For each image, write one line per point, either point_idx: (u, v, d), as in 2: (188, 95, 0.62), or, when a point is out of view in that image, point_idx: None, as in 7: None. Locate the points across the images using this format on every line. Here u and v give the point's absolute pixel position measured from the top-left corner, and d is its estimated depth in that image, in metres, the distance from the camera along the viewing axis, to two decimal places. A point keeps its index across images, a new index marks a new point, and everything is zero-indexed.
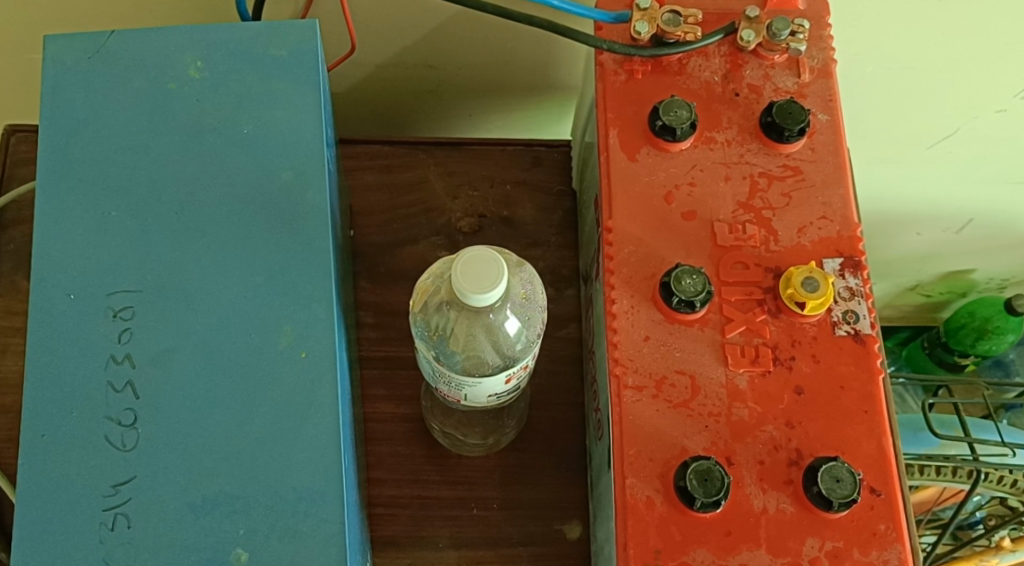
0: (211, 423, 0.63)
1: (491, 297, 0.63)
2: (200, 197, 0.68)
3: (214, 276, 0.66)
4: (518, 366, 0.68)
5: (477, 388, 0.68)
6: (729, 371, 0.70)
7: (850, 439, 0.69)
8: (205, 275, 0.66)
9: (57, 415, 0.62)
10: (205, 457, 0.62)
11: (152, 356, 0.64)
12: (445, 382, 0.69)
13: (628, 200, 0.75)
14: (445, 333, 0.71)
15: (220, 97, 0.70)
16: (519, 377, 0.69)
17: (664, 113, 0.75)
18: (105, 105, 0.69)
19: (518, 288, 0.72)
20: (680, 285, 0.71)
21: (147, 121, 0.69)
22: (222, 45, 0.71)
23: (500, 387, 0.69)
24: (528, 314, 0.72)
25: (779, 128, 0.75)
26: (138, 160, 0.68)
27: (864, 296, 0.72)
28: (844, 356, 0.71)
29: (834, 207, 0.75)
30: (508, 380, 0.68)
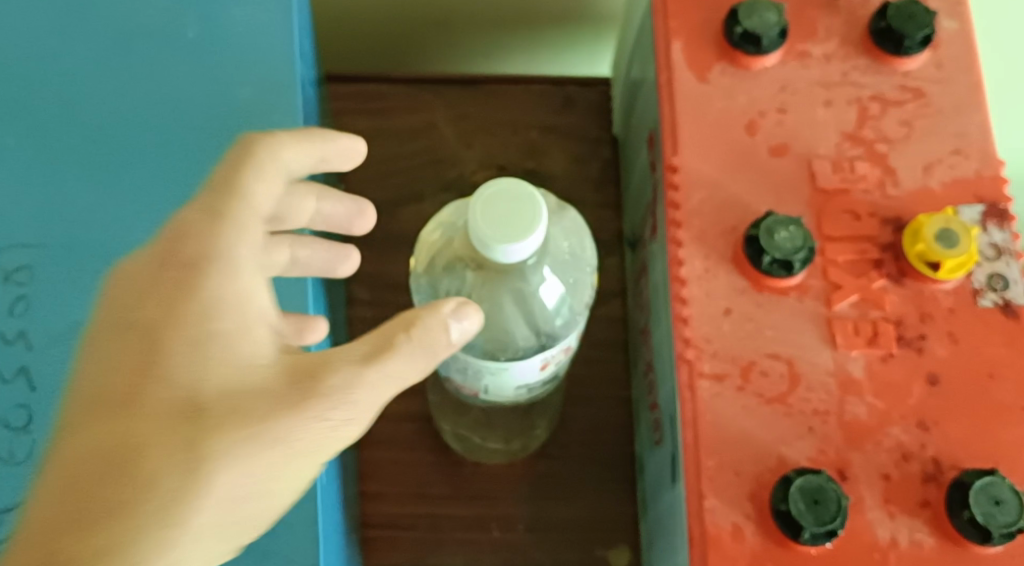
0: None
1: (517, 246, 0.46)
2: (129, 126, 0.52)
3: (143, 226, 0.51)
4: (558, 348, 0.51)
5: (502, 374, 0.51)
6: (838, 355, 0.52)
7: (1007, 445, 0.51)
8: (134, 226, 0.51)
9: None
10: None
11: (57, 331, 0.49)
12: (462, 365, 0.51)
13: (699, 131, 0.57)
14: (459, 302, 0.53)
15: None
16: (559, 361, 0.51)
17: (746, 17, 0.57)
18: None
19: (563, 241, 0.54)
20: (773, 240, 0.53)
21: (61, 24, 0.54)
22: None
23: (532, 375, 0.51)
24: (575, 274, 0.54)
25: (897, 35, 0.57)
26: (48, 78, 0.53)
27: (1014, 255, 0.55)
28: (992, 336, 0.53)
29: (970, 139, 0.57)
30: (544, 366, 0.51)
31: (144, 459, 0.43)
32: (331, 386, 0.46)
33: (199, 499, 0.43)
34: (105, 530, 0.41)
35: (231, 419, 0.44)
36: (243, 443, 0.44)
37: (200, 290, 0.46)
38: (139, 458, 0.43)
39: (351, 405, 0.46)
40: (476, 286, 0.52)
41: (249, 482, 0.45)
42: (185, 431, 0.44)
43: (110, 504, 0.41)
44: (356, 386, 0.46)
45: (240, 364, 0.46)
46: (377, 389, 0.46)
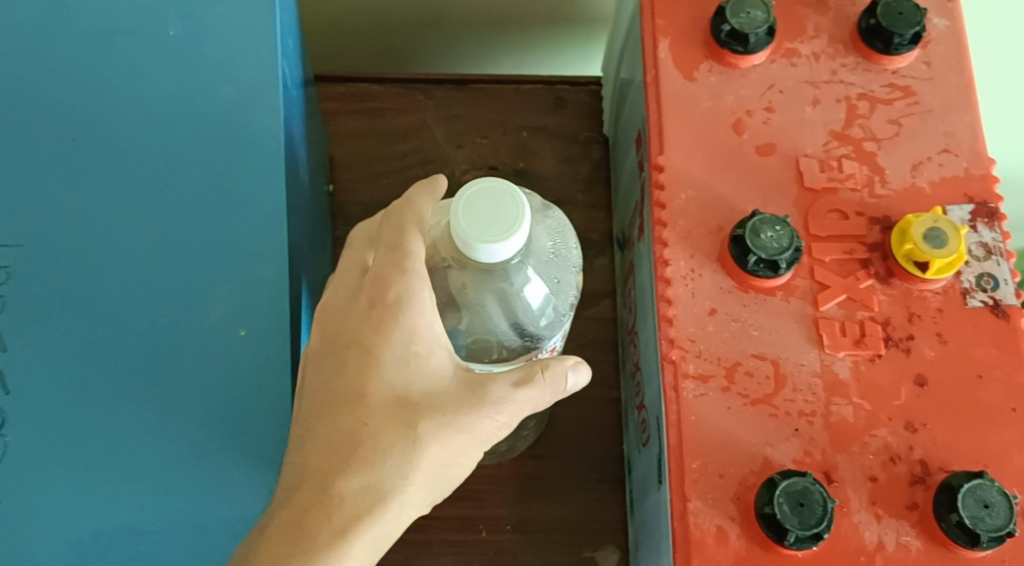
0: (119, 430, 0.46)
1: (490, 242, 0.45)
2: (109, 119, 0.50)
3: (125, 224, 0.49)
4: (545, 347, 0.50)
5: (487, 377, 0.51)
6: (825, 356, 0.52)
7: (995, 447, 0.50)
8: (111, 225, 0.49)
9: None
10: (98, 476, 0.46)
11: (36, 331, 0.47)
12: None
13: (685, 131, 0.56)
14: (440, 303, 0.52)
15: None
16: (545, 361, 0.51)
17: (732, 15, 0.56)
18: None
19: (546, 239, 0.54)
20: (758, 240, 0.52)
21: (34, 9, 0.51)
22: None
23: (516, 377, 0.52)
24: (558, 274, 0.54)
25: (885, 33, 0.57)
26: (27, 67, 0.50)
27: (1004, 255, 0.54)
28: (981, 337, 0.52)
29: (960, 138, 0.56)
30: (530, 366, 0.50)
31: (342, 477, 0.44)
32: (501, 399, 0.47)
33: (403, 491, 0.45)
34: (325, 532, 0.43)
35: (437, 426, 0.45)
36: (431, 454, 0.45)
37: (405, 321, 0.46)
38: (343, 467, 0.44)
39: (513, 414, 0.47)
40: (458, 288, 0.51)
41: (441, 478, 0.46)
42: (398, 434, 0.45)
43: (340, 502, 0.43)
44: (514, 399, 0.47)
45: (425, 373, 0.46)
46: (526, 399, 0.48)
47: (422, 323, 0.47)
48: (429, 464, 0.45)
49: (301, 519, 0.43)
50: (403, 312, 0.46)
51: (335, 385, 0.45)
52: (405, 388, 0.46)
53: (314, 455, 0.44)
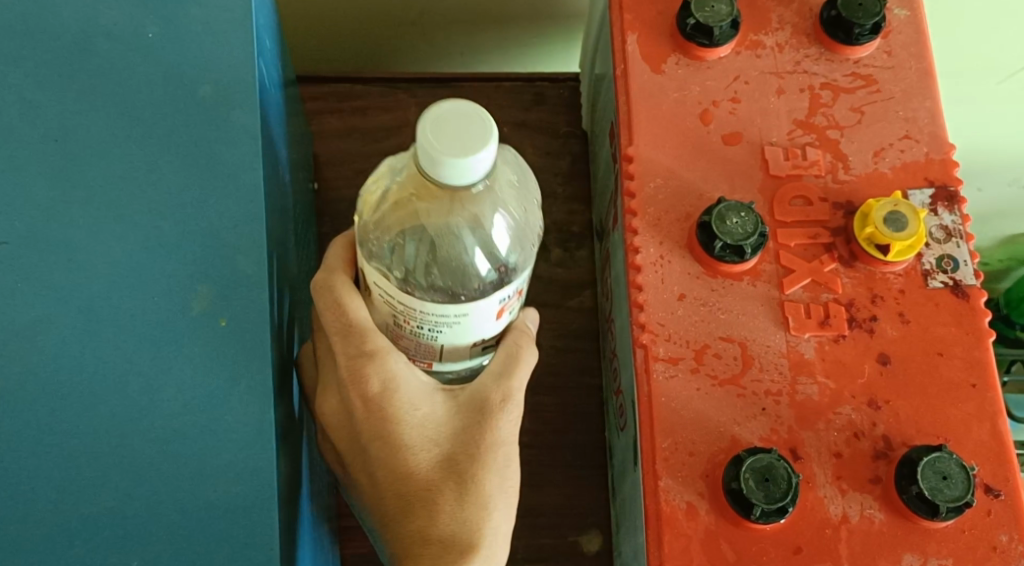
0: (103, 418, 0.48)
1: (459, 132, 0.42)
2: (89, 120, 0.52)
3: (107, 221, 0.50)
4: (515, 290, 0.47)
5: (462, 328, 0.47)
6: (791, 337, 0.53)
7: (956, 421, 0.52)
8: (91, 223, 0.50)
9: None
10: (83, 462, 0.47)
11: (19, 327, 0.49)
12: (415, 325, 0.47)
13: (653, 121, 0.58)
14: (416, 242, 0.48)
15: None
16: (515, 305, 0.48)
17: (698, 9, 0.58)
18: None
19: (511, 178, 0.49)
20: (724, 226, 0.54)
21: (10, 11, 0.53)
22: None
23: (489, 332, 0.49)
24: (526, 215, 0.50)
25: (846, 24, 0.58)
26: (6, 68, 0.52)
27: (964, 237, 0.56)
28: (942, 316, 0.54)
29: (920, 124, 0.58)
30: (502, 311, 0.48)
31: (434, 528, 0.49)
32: (504, 399, 0.51)
33: (494, 518, 0.50)
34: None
35: (477, 453, 0.50)
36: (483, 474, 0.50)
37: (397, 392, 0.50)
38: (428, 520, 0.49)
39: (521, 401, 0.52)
40: (435, 224, 0.47)
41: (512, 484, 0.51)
42: (456, 485, 0.50)
43: (455, 549, 0.48)
44: (517, 388, 0.51)
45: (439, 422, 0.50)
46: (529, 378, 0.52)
47: (413, 388, 0.51)
48: (497, 485, 0.50)
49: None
50: (397, 388, 0.50)
51: (381, 475, 0.50)
52: (433, 443, 0.50)
53: (404, 535, 0.49)
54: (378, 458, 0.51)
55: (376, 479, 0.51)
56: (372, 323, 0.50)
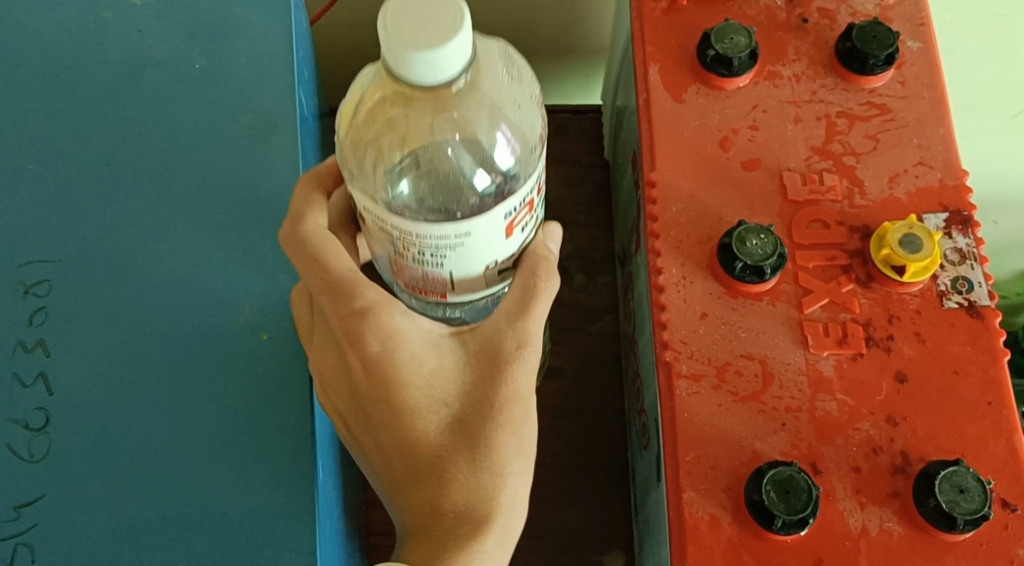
0: (147, 420, 0.51)
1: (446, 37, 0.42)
2: (139, 148, 0.56)
3: (156, 240, 0.55)
4: (523, 207, 0.47)
5: (473, 246, 0.46)
6: (810, 355, 0.55)
7: (972, 437, 0.53)
8: (141, 243, 0.55)
9: None
10: (129, 462, 0.51)
11: (70, 341, 0.52)
12: (416, 252, 0.47)
13: (674, 148, 0.60)
14: (412, 163, 0.51)
15: (168, 28, 0.59)
16: (525, 220, 0.48)
17: (717, 41, 0.61)
18: (21, 30, 0.59)
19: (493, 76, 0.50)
20: (744, 247, 0.56)
21: (71, 54, 0.58)
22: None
23: (504, 248, 0.48)
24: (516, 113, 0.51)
25: (861, 55, 0.61)
26: (59, 100, 0.57)
27: (978, 260, 0.57)
28: (958, 335, 0.55)
29: (934, 150, 0.60)
30: (510, 230, 0.47)
31: (448, 499, 0.48)
32: (520, 346, 0.49)
33: (510, 482, 0.49)
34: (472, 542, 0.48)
35: (490, 414, 0.49)
36: (496, 438, 0.49)
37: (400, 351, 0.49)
38: (442, 491, 0.48)
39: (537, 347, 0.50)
40: (430, 131, 0.50)
41: (528, 443, 0.51)
42: (469, 450, 0.49)
43: (469, 521, 0.48)
44: (529, 337, 0.50)
45: (445, 381, 0.49)
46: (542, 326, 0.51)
47: (416, 346, 0.49)
48: (509, 447, 0.49)
49: (446, 545, 0.48)
50: (398, 349, 0.49)
51: (387, 442, 0.49)
52: (439, 405, 0.49)
53: (417, 505, 0.49)
54: (382, 424, 0.49)
55: (382, 446, 0.50)
56: (378, 246, 0.49)
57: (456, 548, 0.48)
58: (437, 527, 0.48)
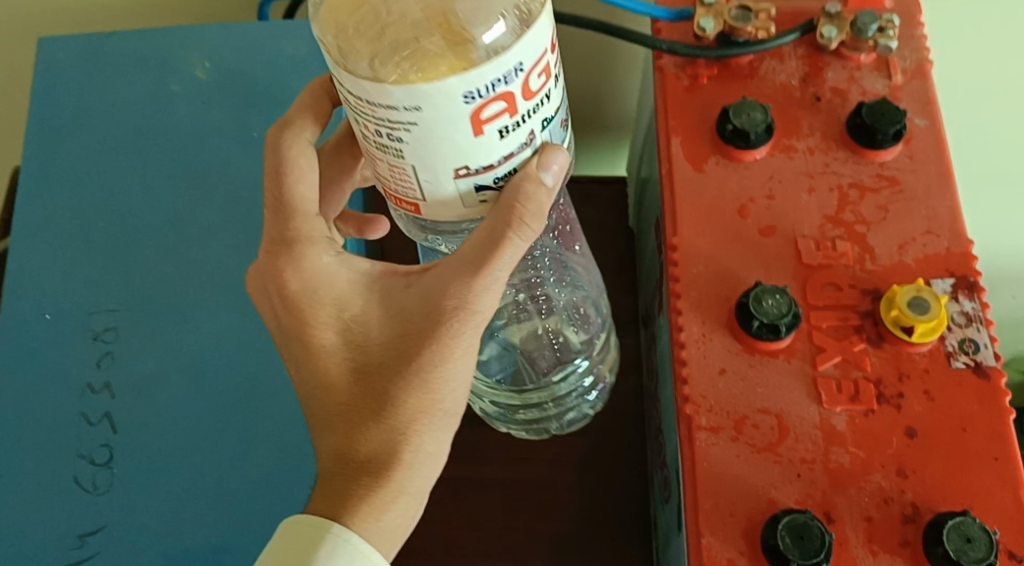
0: (185, 443, 0.68)
1: None
2: (201, 219, 0.75)
3: (206, 310, 0.72)
4: (491, 84, 0.49)
5: (431, 129, 0.50)
6: (824, 410, 0.58)
7: (979, 489, 0.56)
8: (196, 311, 0.72)
9: (47, 445, 0.68)
10: (179, 482, 0.67)
11: (132, 384, 0.70)
12: (377, 130, 0.51)
13: (695, 214, 0.64)
14: (438, 49, 0.51)
15: (222, 102, 0.79)
16: (492, 95, 0.49)
17: (735, 116, 0.65)
18: (103, 115, 0.79)
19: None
20: (761, 307, 0.59)
21: (143, 131, 0.78)
22: (227, 45, 0.81)
23: (473, 147, 0.51)
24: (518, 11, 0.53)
25: (871, 130, 0.65)
26: (123, 175, 0.77)
27: (984, 322, 0.60)
28: (966, 394, 0.58)
29: (941, 220, 0.64)
30: (469, 101, 0.49)
31: (352, 444, 0.56)
32: (456, 307, 0.55)
33: (420, 438, 0.56)
34: (364, 485, 0.55)
35: (405, 366, 0.56)
36: (410, 392, 0.56)
37: (321, 298, 0.57)
38: (349, 433, 0.56)
39: (476, 309, 0.56)
40: (460, 23, 0.52)
41: (444, 401, 0.57)
42: (373, 398, 0.56)
43: (364, 471, 0.55)
44: (469, 298, 0.56)
45: (367, 330, 0.57)
46: (487, 285, 0.56)
47: (340, 296, 0.58)
48: (417, 405, 0.56)
49: (345, 491, 0.55)
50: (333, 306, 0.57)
51: (306, 381, 0.58)
52: (361, 354, 0.57)
53: (323, 443, 0.57)
54: (299, 366, 0.58)
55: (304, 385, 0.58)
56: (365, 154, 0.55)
57: (355, 491, 0.55)
58: (341, 470, 0.56)
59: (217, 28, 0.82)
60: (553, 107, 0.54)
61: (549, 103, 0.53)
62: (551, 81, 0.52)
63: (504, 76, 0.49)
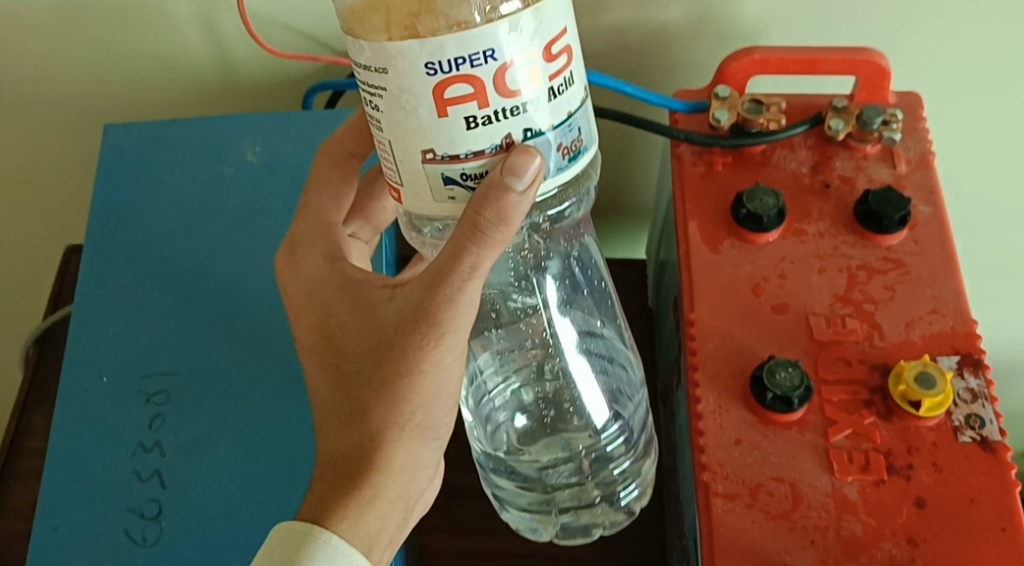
0: (232, 498, 0.67)
1: None
2: (253, 290, 0.76)
3: (255, 370, 0.72)
4: (456, 52, 0.46)
5: (394, 98, 0.49)
6: (836, 480, 0.61)
7: (987, 559, 0.58)
8: (246, 371, 0.72)
9: (96, 499, 0.68)
10: (228, 534, 0.66)
11: (183, 444, 0.70)
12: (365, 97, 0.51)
13: (711, 292, 0.68)
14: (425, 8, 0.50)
15: (271, 183, 0.80)
16: (460, 67, 0.47)
17: (749, 200, 0.70)
18: (160, 195, 0.80)
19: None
20: (774, 379, 0.62)
21: (201, 204, 0.80)
22: (278, 135, 0.82)
23: (434, 128, 0.49)
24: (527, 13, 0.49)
25: (876, 216, 0.69)
26: (176, 243, 0.78)
27: (989, 398, 0.63)
28: (973, 466, 0.61)
29: (946, 301, 0.67)
30: (434, 63, 0.47)
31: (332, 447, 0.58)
32: (422, 315, 0.55)
33: (394, 443, 0.57)
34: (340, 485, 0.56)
35: (378, 373, 0.56)
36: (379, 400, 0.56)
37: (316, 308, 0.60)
38: (329, 439, 0.58)
39: (441, 317, 0.54)
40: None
41: (415, 419, 0.57)
42: (351, 403, 0.57)
43: (342, 470, 0.57)
44: (432, 306, 0.54)
45: (348, 336, 0.58)
46: (452, 298, 0.54)
47: (329, 305, 0.60)
48: (388, 411, 0.56)
49: (319, 499, 0.56)
50: (319, 322, 0.60)
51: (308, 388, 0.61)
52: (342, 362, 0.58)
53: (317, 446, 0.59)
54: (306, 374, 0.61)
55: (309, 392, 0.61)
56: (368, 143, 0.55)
57: (331, 490, 0.56)
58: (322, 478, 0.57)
59: (274, 115, 0.83)
60: (542, 119, 0.49)
61: (533, 111, 0.49)
62: (543, 90, 0.49)
63: (471, 55, 0.47)
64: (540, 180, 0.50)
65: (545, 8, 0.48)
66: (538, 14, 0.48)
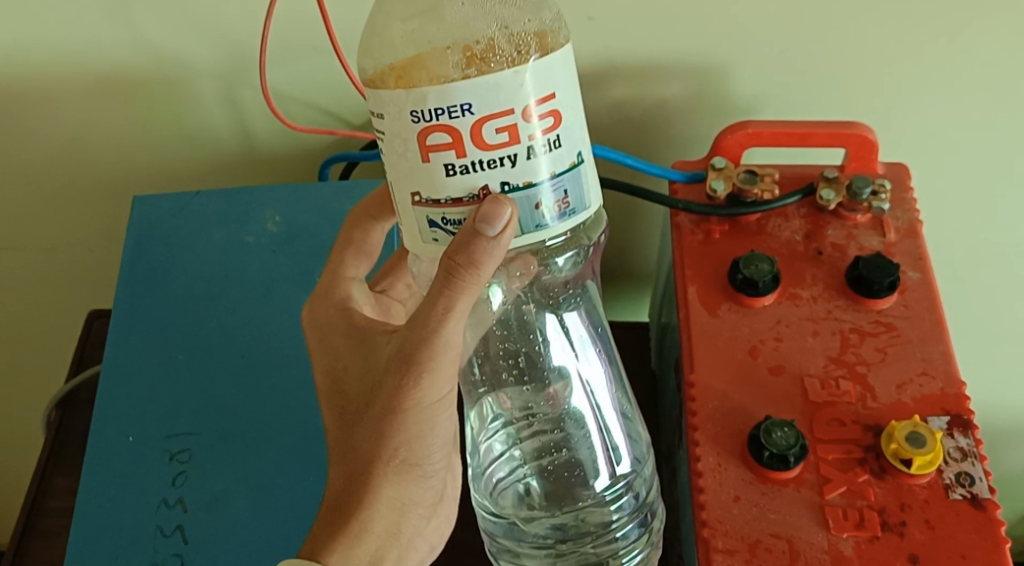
0: (249, 552, 0.70)
1: None
2: (272, 353, 0.79)
3: (274, 429, 0.75)
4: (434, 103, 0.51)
5: (390, 142, 0.54)
6: (832, 536, 0.63)
7: None
8: (265, 431, 0.75)
9: (121, 554, 0.71)
10: None
11: (204, 500, 0.72)
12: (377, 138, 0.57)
13: (710, 354, 0.71)
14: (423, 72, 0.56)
15: (291, 253, 0.84)
16: (437, 117, 0.51)
17: (745, 267, 0.73)
18: (184, 262, 0.84)
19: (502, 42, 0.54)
20: (771, 438, 0.65)
21: (225, 272, 0.83)
22: (298, 206, 0.86)
23: (418, 171, 0.53)
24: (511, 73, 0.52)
25: (867, 281, 0.72)
26: (200, 308, 0.82)
27: (978, 457, 0.66)
28: (963, 524, 0.63)
29: (935, 363, 0.70)
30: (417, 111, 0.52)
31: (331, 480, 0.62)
32: (404, 358, 0.58)
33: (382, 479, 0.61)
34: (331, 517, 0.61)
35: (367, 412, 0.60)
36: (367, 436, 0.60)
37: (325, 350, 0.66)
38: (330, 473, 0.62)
39: (418, 361, 0.57)
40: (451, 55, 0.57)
41: (401, 456, 0.61)
42: (347, 439, 0.62)
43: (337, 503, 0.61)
44: (412, 350, 0.58)
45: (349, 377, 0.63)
46: (429, 339, 0.57)
47: (336, 348, 0.65)
48: (374, 447, 0.60)
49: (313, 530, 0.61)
50: (327, 365, 0.65)
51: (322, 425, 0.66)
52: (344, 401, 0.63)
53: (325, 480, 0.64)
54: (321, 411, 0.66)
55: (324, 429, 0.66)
56: None
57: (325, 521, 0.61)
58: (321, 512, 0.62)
59: (293, 187, 0.87)
60: (520, 174, 0.53)
61: (510, 166, 0.53)
62: (520, 146, 0.52)
63: (449, 108, 0.51)
64: (509, 229, 0.52)
65: (529, 71, 0.52)
66: (521, 76, 0.51)
